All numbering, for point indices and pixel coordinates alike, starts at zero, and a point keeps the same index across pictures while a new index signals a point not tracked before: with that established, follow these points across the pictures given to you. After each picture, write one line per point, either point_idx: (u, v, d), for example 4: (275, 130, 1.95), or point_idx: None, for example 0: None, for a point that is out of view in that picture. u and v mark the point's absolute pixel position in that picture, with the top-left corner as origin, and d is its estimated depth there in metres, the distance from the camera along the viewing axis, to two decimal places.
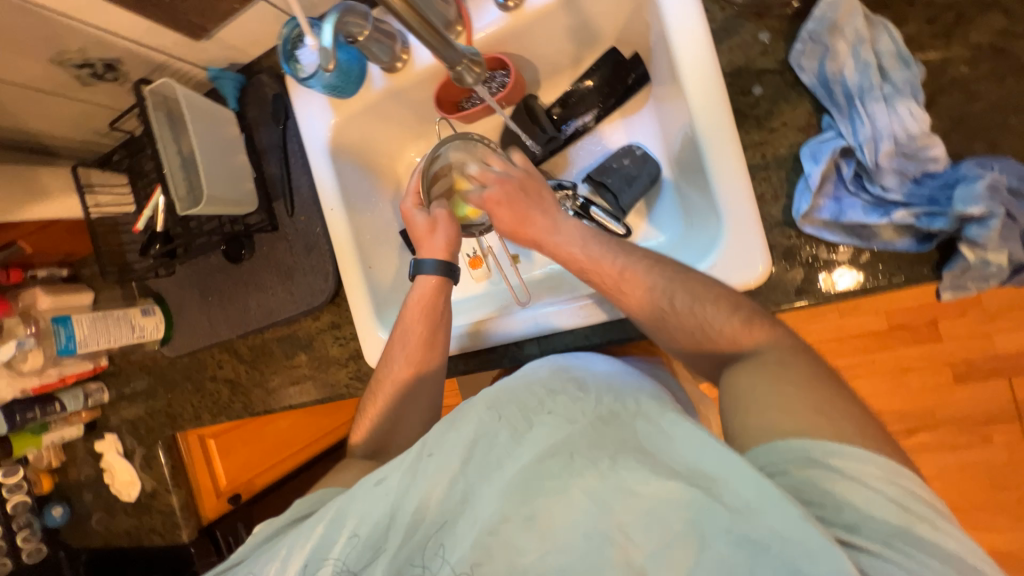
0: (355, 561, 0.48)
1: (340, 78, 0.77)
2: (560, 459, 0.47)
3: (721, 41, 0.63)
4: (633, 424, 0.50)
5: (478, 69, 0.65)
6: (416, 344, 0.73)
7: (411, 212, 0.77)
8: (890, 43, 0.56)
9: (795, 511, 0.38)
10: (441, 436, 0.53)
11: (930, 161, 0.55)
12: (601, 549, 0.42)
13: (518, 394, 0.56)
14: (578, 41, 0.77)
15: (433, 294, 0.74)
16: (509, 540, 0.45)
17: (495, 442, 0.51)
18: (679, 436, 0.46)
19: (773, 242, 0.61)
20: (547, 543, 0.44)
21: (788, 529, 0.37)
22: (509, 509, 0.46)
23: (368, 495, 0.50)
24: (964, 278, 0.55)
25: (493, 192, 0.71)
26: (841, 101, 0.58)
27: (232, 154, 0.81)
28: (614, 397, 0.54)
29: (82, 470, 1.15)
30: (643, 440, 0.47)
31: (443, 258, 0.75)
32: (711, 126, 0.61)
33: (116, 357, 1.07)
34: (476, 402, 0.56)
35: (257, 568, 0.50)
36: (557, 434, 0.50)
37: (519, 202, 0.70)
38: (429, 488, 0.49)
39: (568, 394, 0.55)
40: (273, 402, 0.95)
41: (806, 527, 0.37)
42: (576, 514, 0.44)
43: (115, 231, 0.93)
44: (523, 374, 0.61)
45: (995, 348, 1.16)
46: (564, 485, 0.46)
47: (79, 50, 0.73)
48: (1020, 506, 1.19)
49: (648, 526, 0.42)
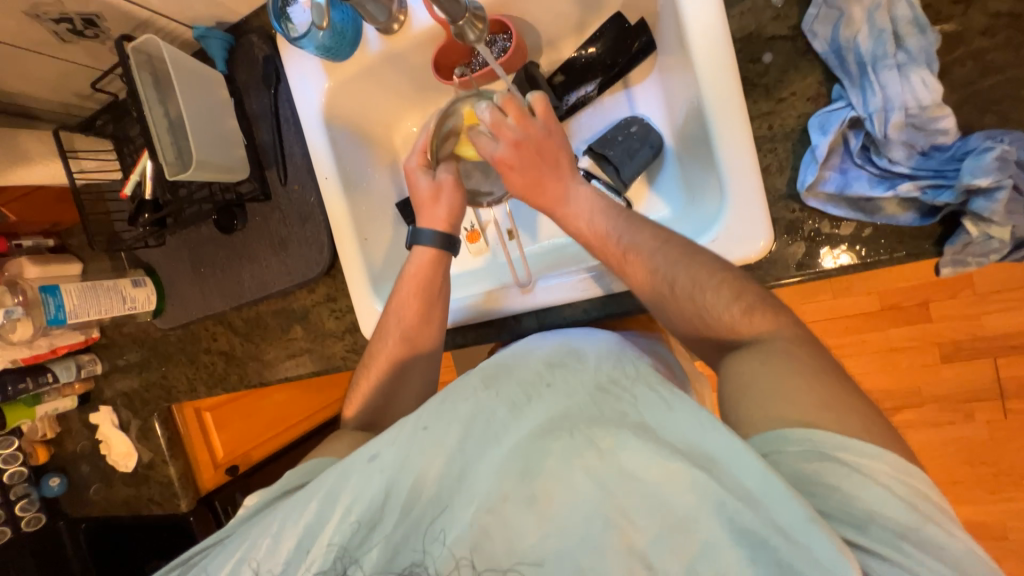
0: (351, 539, 0.48)
1: (334, 39, 0.73)
2: (562, 438, 0.47)
3: (732, 5, 0.61)
4: (635, 402, 0.50)
5: (481, 27, 0.62)
6: (411, 318, 0.73)
7: (415, 173, 0.75)
8: (907, 9, 0.54)
9: (805, 512, 0.39)
10: (434, 410, 0.53)
11: (939, 133, 0.55)
12: (604, 533, 0.43)
13: (515, 372, 0.57)
14: (584, 4, 0.74)
15: (430, 266, 0.73)
16: (509, 518, 0.45)
17: (493, 420, 0.51)
18: (681, 417, 0.47)
19: (775, 216, 0.60)
20: (548, 523, 0.45)
21: (791, 523, 0.39)
22: (509, 488, 0.46)
23: (363, 473, 0.50)
24: (965, 253, 0.55)
25: (506, 152, 0.68)
26: (853, 70, 0.56)
27: (222, 119, 0.78)
28: (614, 372, 0.54)
29: (77, 442, 1.15)
30: (646, 425, 0.47)
31: (442, 228, 0.74)
32: (717, 99, 0.59)
33: (108, 328, 1.05)
34: (472, 378, 0.57)
35: (246, 544, 0.49)
36: (555, 409, 0.50)
37: (534, 168, 0.68)
38: (426, 462, 0.49)
39: (567, 367, 0.56)
40: (269, 375, 0.95)
41: (814, 531, 0.38)
42: (579, 496, 0.45)
43: (102, 199, 0.91)
44: (520, 351, 0.61)
45: (985, 329, 1.18)
46: (566, 465, 0.46)
47: (54, 2, 0.69)
48: (996, 480, 1.23)
49: (650, 511, 0.43)
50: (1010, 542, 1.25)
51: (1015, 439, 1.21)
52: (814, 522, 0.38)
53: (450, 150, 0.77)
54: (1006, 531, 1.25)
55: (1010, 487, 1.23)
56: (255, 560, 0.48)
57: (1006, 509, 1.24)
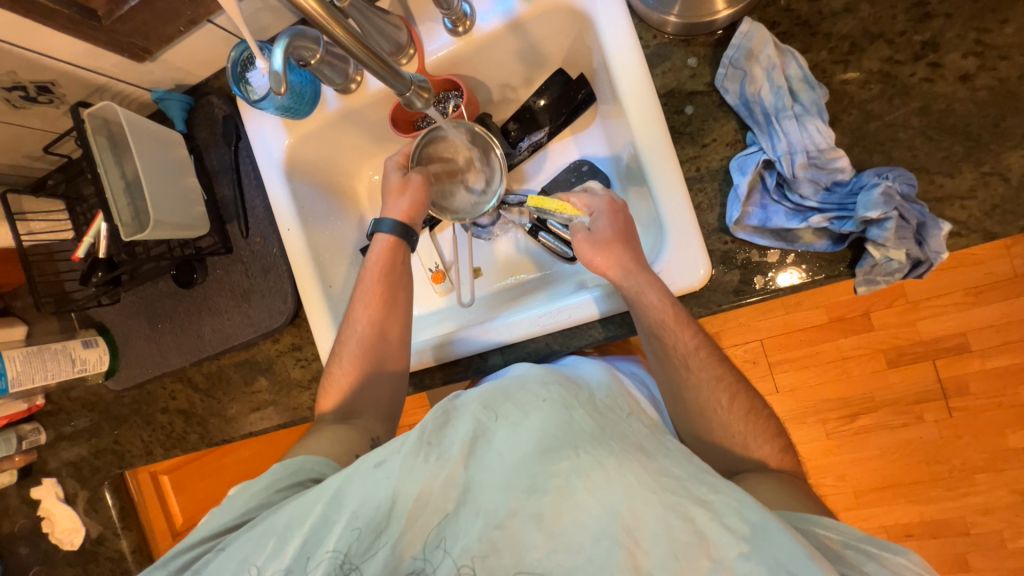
0: (352, 548, 0.50)
1: (294, 100, 0.76)
2: (567, 458, 0.49)
3: (654, 66, 0.69)
4: (629, 430, 0.55)
5: (426, 95, 0.65)
6: (376, 304, 0.75)
7: (390, 167, 0.78)
8: (797, 69, 0.63)
9: (800, 549, 0.44)
10: (436, 428, 0.54)
11: (838, 171, 0.63)
12: (610, 549, 0.45)
13: (514, 393, 0.57)
14: (527, 63, 0.81)
15: (390, 253, 0.77)
16: (517, 534, 0.47)
17: (494, 436, 0.53)
18: (672, 454, 0.52)
19: (711, 247, 0.66)
20: (553, 538, 0.47)
21: (789, 559, 0.43)
22: (517, 505, 0.48)
23: (368, 479, 0.52)
24: (874, 273, 0.62)
25: (604, 202, 0.73)
26: (760, 119, 0.64)
27: (181, 177, 0.79)
28: (609, 404, 0.59)
29: (16, 521, 1.06)
30: (651, 456, 0.50)
31: (402, 220, 0.77)
32: (651, 145, 0.65)
33: (54, 394, 0.99)
34: (471, 401, 0.57)
35: (248, 551, 0.52)
36: (556, 425, 0.52)
37: (623, 222, 0.71)
38: (429, 476, 0.50)
39: (564, 387, 0.58)
40: (232, 431, 0.91)
41: (811, 565, 0.43)
42: (586, 516, 0.47)
43: (51, 259, 0.88)
44: (516, 375, 0.61)
45: (920, 334, 1.28)
46: (572, 484, 0.48)
47: (8, 73, 0.69)
48: (951, 477, 1.30)
49: (655, 533, 0.45)
50: (973, 537, 1.30)
51: (963, 435, 1.29)
52: (810, 558, 0.43)
53: (433, 168, 0.80)
54: (967, 527, 1.30)
55: (965, 483, 1.30)
56: (256, 565, 0.51)
57: (965, 505, 1.30)
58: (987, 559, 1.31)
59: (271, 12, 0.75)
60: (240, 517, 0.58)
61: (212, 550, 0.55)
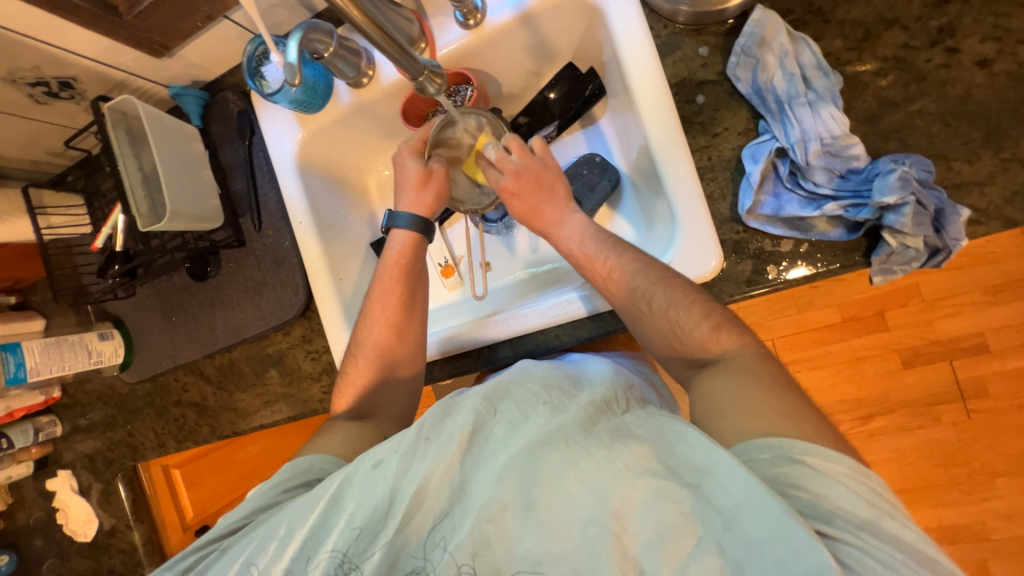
0: (349, 546, 0.50)
1: (307, 93, 0.77)
2: (558, 449, 0.49)
3: (665, 55, 0.69)
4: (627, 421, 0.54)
5: (440, 80, 0.64)
6: (393, 305, 0.75)
7: (406, 158, 0.77)
8: (811, 56, 0.64)
9: (779, 508, 0.41)
10: (436, 420, 0.53)
11: (852, 159, 0.63)
12: (598, 538, 0.45)
13: (513, 387, 0.56)
14: (538, 57, 0.81)
15: (410, 250, 0.77)
16: (509, 527, 0.47)
17: (491, 431, 0.53)
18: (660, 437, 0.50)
19: (723, 237, 0.66)
20: (546, 530, 0.46)
21: (772, 531, 0.40)
22: (509, 497, 0.48)
23: (368, 477, 0.52)
24: (890, 262, 0.62)
25: (507, 182, 0.73)
26: (773, 107, 0.64)
27: (196, 171, 0.80)
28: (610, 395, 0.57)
29: (31, 512, 1.08)
30: (641, 444, 0.50)
31: (424, 213, 0.77)
32: (660, 138, 0.65)
33: (71, 387, 1.01)
34: (471, 395, 0.55)
35: (250, 552, 0.52)
36: (551, 419, 0.52)
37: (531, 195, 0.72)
38: (427, 472, 0.50)
39: (562, 386, 0.57)
40: (244, 425, 0.92)
41: (791, 525, 0.40)
42: (575, 505, 0.47)
43: (69, 253, 0.89)
44: (518, 369, 0.60)
45: (937, 334, 1.25)
46: (562, 473, 0.48)
47: (32, 68, 0.71)
48: (970, 481, 1.27)
49: (643, 519, 0.45)
50: (992, 543, 1.27)
51: (982, 438, 1.26)
52: (788, 515, 0.40)
53: (444, 154, 0.80)
54: (987, 532, 1.27)
55: (984, 487, 1.26)
56: (257, 567, 0.51)
57: (985, 510, 1.27)
58: (1008, 566, 1.27)
59: (285, 7, 0.76)
60: (245, 518, 0.58)
61: (217, 551, 0.55)
